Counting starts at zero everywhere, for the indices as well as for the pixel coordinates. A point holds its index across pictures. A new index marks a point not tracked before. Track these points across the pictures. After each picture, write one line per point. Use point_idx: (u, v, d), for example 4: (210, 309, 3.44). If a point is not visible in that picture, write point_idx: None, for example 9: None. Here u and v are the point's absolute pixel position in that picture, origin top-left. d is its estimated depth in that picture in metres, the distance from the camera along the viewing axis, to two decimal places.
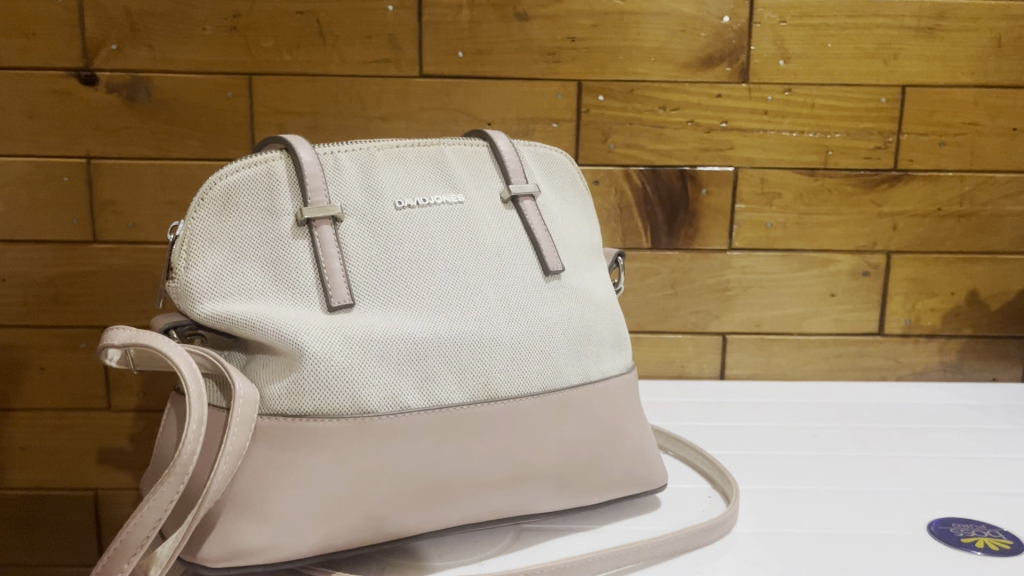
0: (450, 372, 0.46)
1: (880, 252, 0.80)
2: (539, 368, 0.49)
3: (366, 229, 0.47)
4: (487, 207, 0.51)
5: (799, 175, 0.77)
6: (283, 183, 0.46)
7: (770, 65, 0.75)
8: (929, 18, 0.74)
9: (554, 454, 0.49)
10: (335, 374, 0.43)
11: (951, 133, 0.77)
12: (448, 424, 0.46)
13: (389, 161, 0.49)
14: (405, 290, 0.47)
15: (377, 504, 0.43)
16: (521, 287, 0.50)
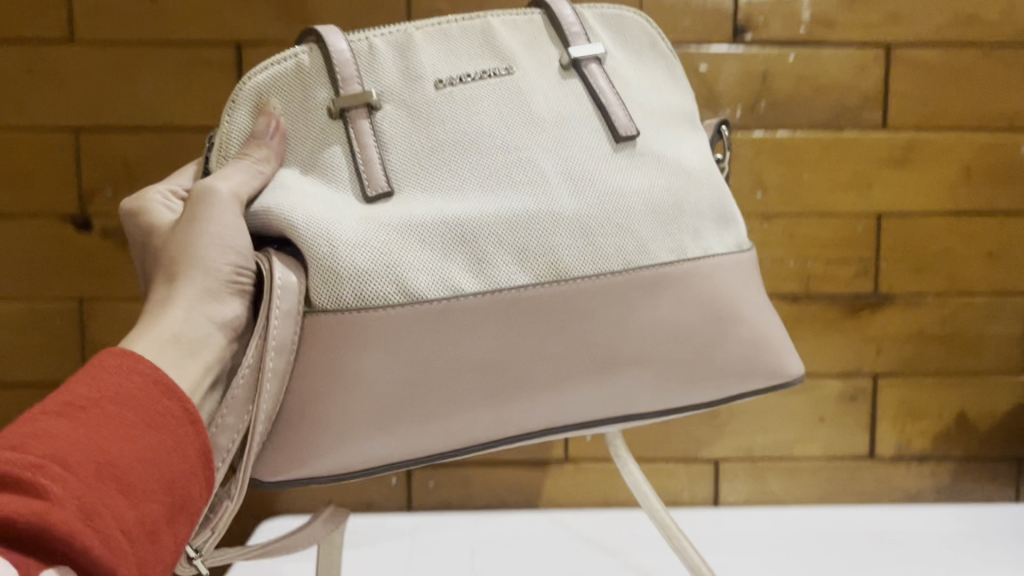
0: (507, 253, 0.45)
1: (866, 377, 0.81)
2: (614, 241, 0.47)
3: (406, 114, 0.47)
4: (537, 74, 0.49)
5: (780, 303, 0.79)
6: (317, 76, 0.47)
7: (748, 197, 0.77)
8: (899, 148, 0.77)
9: (645, 342, 0.47)
10: (375, 260, 0.43)
11: (929, 261, 0.79)
12: (512, 309, 0.45)
13: (428, 40, 0.48)
14: (451, 171, 0.46)
15: (439, 386, 0.44)
16: (584, 155, 0.48)
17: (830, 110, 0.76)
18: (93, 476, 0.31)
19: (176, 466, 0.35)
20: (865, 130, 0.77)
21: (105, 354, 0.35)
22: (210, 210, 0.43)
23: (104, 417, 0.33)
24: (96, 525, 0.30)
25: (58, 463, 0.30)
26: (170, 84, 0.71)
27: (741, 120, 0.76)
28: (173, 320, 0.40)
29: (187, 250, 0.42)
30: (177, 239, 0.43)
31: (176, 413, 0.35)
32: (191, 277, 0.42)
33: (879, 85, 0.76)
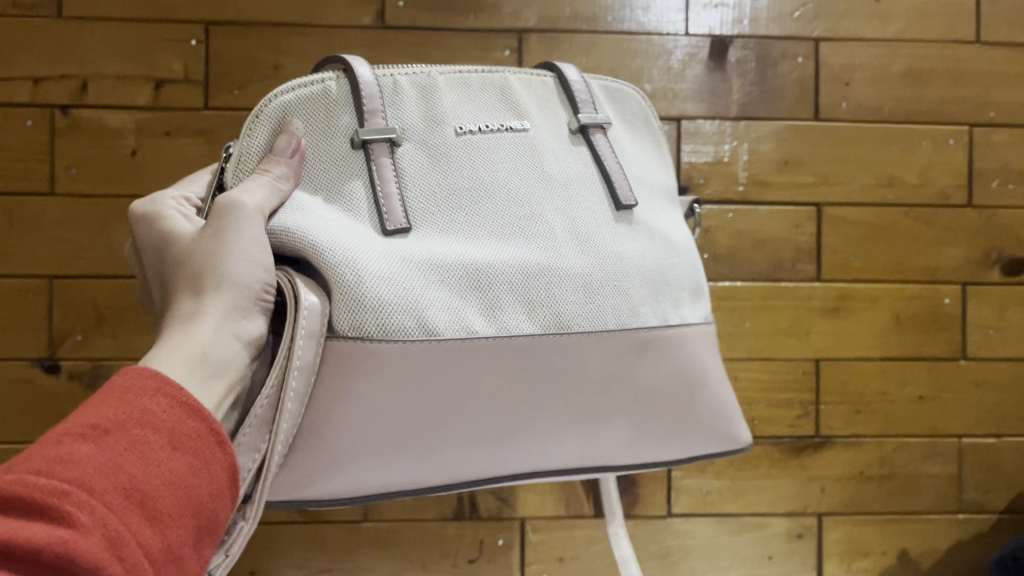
0: (518, 301, 0.50)
1: (956, 284, 0.82)
2: (612, 301, 0.53)
3: (424, 154, 0.52)
4: (545, 130, 0.56)
5: (872, 210, 0.82)
6: (342, 108, 0.51)
7: (835, 107, 0.81)
8: (984, 63, 0.82)
9: (630, 394, 0.53)
10: (403, 292, 0.47)
11: (1016, 176, 0.83)
12: (520, 350, 0.50)
13: (450, 88, 0.54)
14: (475, 213, 0.52)
15: (438, 421, 0.48)
16: (589, 215, 0.54)
17: (936, 34, 0.82)
18: (118, 500, 0.32)
19: (186, 519, 0.35)
20: (951, 46, 0.82)
21: (131, 371, 0.36)
22: (235, 226, 0.46)
23: (129, 450, 0.33)
24: (125, 567, 0.30)
25: (84, 488, 0.31)
26: (287, 8, 0.77)
27: (832, 31, 0.81)
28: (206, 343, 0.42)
29: (215, 273, 0.45)
30: (203, 255, 0.45)
31: (203, 433, 0.36)
32: (219, 299, 0.44)
33: (972, 6, 0.82)
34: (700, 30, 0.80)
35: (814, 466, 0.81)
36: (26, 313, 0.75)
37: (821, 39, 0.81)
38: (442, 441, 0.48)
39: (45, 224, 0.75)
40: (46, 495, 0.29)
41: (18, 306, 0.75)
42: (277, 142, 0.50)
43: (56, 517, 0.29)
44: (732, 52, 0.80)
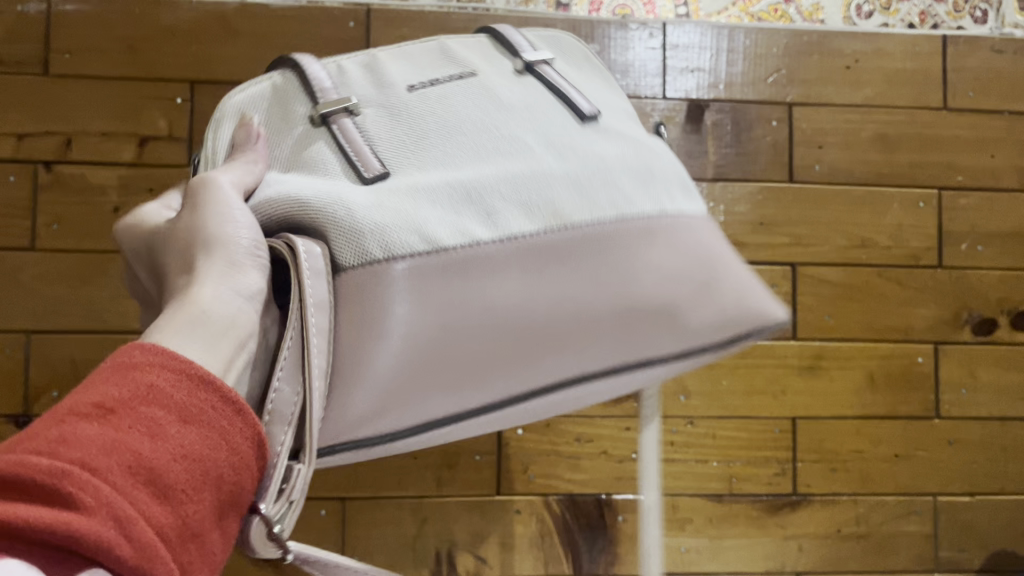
0: (515, 204, 0.43)
1: (928, 344, 0.84)
2: (606, 196, 0.45)
3: (384, 113, 0.47)
4: (492, 72, 0.51)
5: (845, 270, 0.83)
6: (295, 95, 0.49)
7: (808, 169, 0.83)
8: (951, 128, 0.85)
9: (653, 278, 0.44)
10: (394, 217, 0.41)
11: (985, 238, 0.85)
12: (529, 250, 0.42)
13: (390, 60, 0.51)
14: (451, 143, 0.46)
15: (466, 335, 0.41)
16: (561, 124, 0.48)
17: (904, 100, 0.84)
18: (123, 480, 0.27)
19: (205, 497, 0.30)
20: (920, 111, 0.84)
21: (136, 348, 0.32)
22: (210, 197, 0.41)
23: (134, 425, 0.29)
24: (138, 550, 0.26)
25: (87, 468, 0.26)
26: (274, 67, 0.78)
27: (804, 97, 0.83)
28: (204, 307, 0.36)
29: (201, 246, 0.40)
30: (186, 233, 0.41)
31: (220, 406, 0.32)
32: (211, 266, 0.39)
33: (939, 74, 0.85)
34: (677, 93, 0.82)
35: (791, 524, 0.81)
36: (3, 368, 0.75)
37: (794, 104, 0.83)
38: (484, 355, 0.41)
39: (26, 280, 0.75)
40: (45, 475, 0.25)
41: None
42: (234, 136, 0.47)
43: (56, 500, 0.25)
44: (708, 115, 0.82)
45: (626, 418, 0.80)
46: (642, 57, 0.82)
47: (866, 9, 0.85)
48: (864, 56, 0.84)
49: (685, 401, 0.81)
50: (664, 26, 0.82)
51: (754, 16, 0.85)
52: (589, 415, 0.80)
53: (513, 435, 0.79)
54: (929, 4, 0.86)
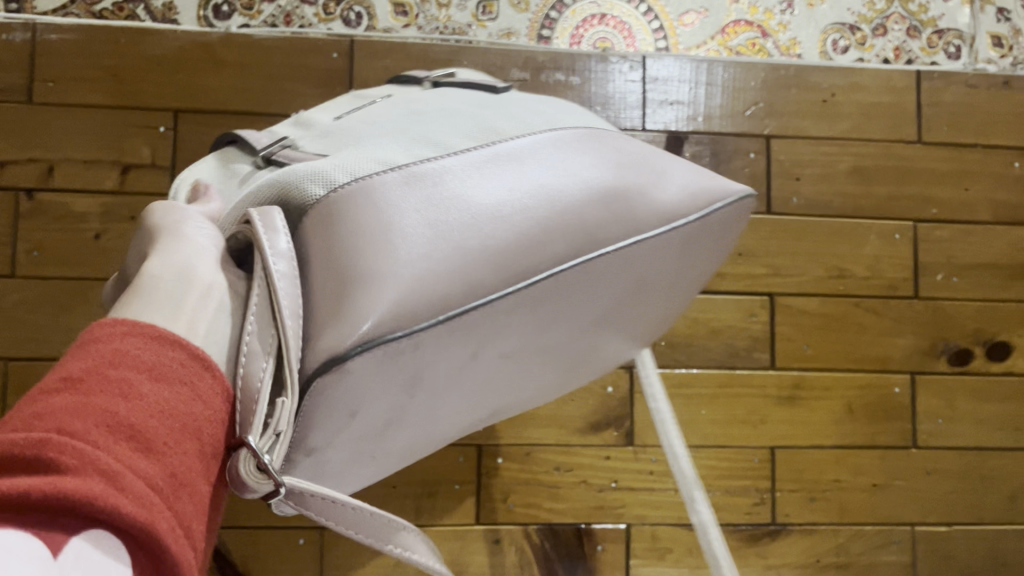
0: (458, 138, 0.44)
1: (905, 374, 0.84)
2: (534, 125, 0.46)
3: (315, 135, 0.48)
4: (409, 91, 0.53)
5: (823, 301, 0.84)
6: (238, 156, 0.49)
7: (786, 201, 0.84)
8: (926, 162, 0.86)
9: (604, 164, 0.44)
10: (344, 164, 0.41)
11: (960, 269, 0.86)
12: (482, 162, 0.42)
13: (311, 117, 0.53)
14: (384, 123, 0.47)
15: (448, 234, 0.38)
16: (477, 99, 0.50)
17: (880, 134, 0.86)
18: (100, 437, 0.25)
19: (190, 450, 0.28)
20: (895, 145, 0.86)
21: (98, 324, 0.30)
22: (156, 208, 0.42)
23: (102, 387, 0.27)
24: (135, 498, 0.23)
25: (62, 433, 0.24)
26: (257, 95, 0.79)
27: (782, 129, 0.84)
28: (154, 270, 0.36)
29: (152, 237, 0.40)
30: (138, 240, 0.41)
31: (178, 364, 0.30)
32: (162, 245, 0.39)
33: (913, 108, 0.86)
34: (656, 125, 0.83)
35: (771, 554, 0.81)
36: None
37: (771, 136, 0.84)
38: (473, 246, 0.38)
39: (5, 307, 0.75)
40: (22, 446, 0.23)
41: None
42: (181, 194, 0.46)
43: (37, 466, 0.22)
44: (687, 147, 0.83)
45: (606, 446, 0.80)
46: (622, 89, 0.83)
47: (842, 44, 0.86)
48: (840, 90, 0.85)
49: None
50: (644, 59, 0.84)
51: (732, 50, 0.85)
52: (569, 444, 0.80)
53: (493, 463, 0.79)
54: (903, 40, 0.87)
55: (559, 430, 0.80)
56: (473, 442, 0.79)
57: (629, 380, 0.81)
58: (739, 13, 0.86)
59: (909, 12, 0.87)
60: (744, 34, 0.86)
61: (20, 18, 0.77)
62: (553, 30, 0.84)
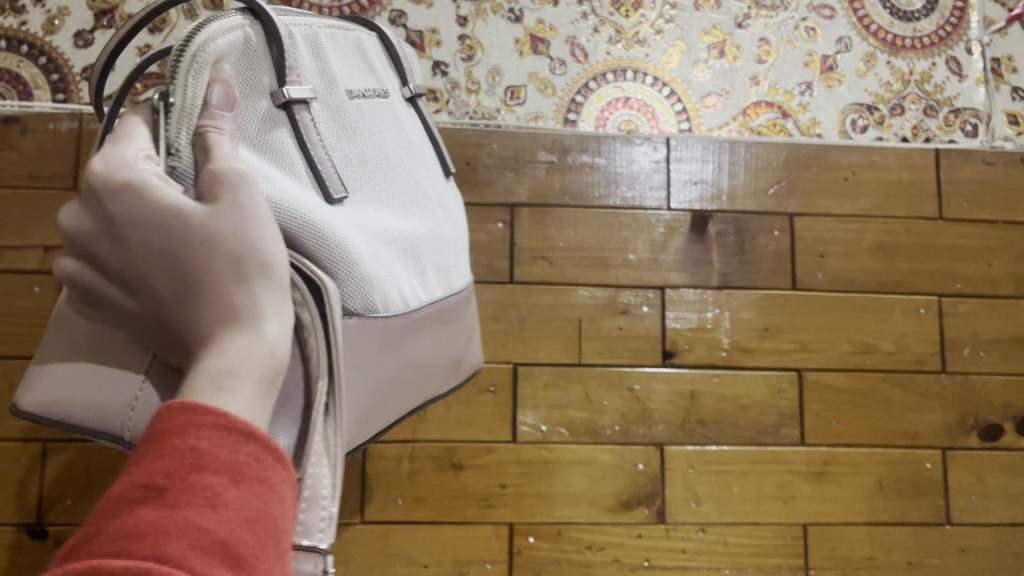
0: (433, 269, 0.53)
1: (936, 449, 0.84)
2: (459, 263, 0.58)
3: (332, 116, 0.47)
4: (400, 103, 0.55)
5: (850, 376, 0.84)
6: (264, 66, 0.44)
7: (811, 276, 0.85)
8: (949, 236, 0.87)
9: (470, 339, 0.59)
10: (378, 263, 0.46)
11: (987, 344, 0.86)
12: (440, 315, 0.53)
13: (329, 42, 0.49)
14: (391, 181, 0.50)
15: (401, 383, 0.50)
16: (437, 183, 0.57)
17: (901, 210, 0.87)
18: (197, 560, 0.26)
19: (272, 555, 0.29)
20: (918, 221, 0.87)
21: (167, 412, 0.29)
22: (254, 198, 0.36)
23: (193, 495, 0.27)
24: None
25: (162, 562, 0.25)
26: None
27: (805, 208, 0.86)
28: (273, 345, 0.35)
29: (253, 251, 0.35)
30: (231, 222, 0.35)
31: (263, 456, 0.30)
32: (270, 289, 0.35)
33: (932, 186, 0.88)
34: (680, 202, 0.85)
35: None
36: (16, 476, 0.76)
37: (795, 214, 0.86)
38: (399, 394, 0.50)
39: None
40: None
41: (9, 470, 0.76)
42: (212, 95, 0.40)
43: None
44: (711, 225, 0.85)
45: (638, 524, 0.80)
46: (647, 170, 0.85)
47: (861, 124, 0.89)
48: (861, 168, 0.87)
49: (696, 507, 0.81)
50: (667, 141, 0.86)
51: (753, 130, 0.88)
52: (600, 522, 0.80)
53: (524, 542, 0.79)
54: (921, 119, 0.90)
55: (590, 508, 0.80)
56: (506, 520, 0.79)
57: (659, 456, 0.81)
58: (759, 95, 0.89)
59: (925, 92, 0.90)
60: (765, 115, 0.88)
61: (66, 108, 0.81)
62: (579, 113, 0.87)
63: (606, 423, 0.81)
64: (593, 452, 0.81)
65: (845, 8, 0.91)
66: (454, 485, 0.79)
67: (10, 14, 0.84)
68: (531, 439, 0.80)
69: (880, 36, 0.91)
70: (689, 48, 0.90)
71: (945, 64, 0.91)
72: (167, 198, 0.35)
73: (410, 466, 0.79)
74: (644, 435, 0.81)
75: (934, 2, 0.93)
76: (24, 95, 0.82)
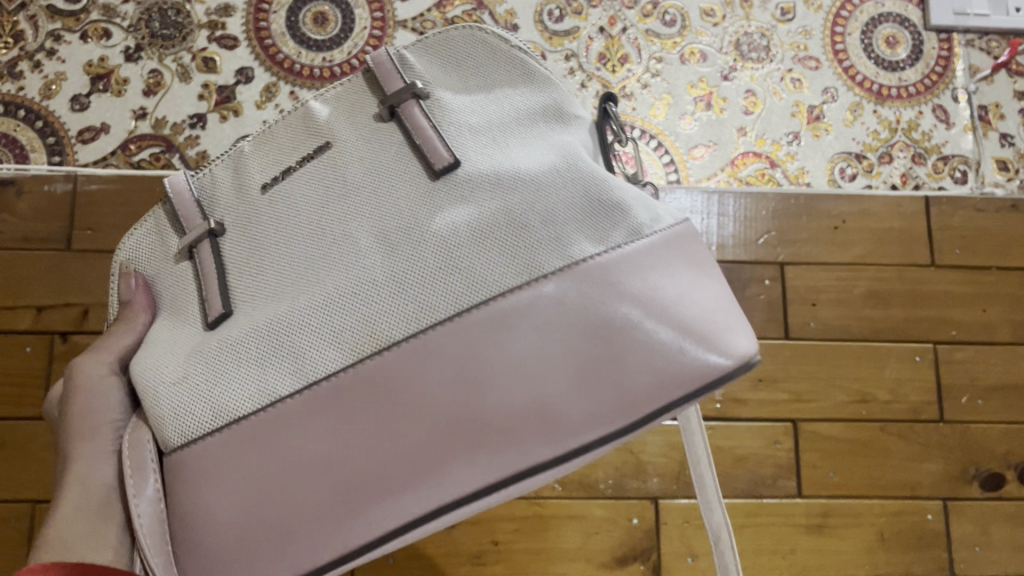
0: (323, 339, 0.46)
1: (937, 500, 0.82)
2: (443, 292, 0.46)
3: (238, 230, 0.51)
4: (356, 144, 0.50)
5: (847, 426, 0.83)
6: (172, 232, 0.53)
7: (804, 324, 0.85)
8: (942, 283, 0.87)
9: (506, 392, 0.44)
10: (210, 381, 0.46)
11: (986, 392, 0.85)
12: (335, 394, 0.45)
13: (257, 148, 0.52)
14: (272, 270, 0.49)
15: (275, 493, 0.44)
16: (401, 211, 0.48)
17: (893, 258, 0.87)
18: None
19: None
20: (910, 268, 0.87)
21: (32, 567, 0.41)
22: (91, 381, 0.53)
23: None
24: None
25: None
26: None
27: (795, 256, 0.86)
28: (73, 497, 0.48)
29: (90, 433, 0.51)
30: (81, 411, 0.52)
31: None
32: (86, 452, 0.50)
33: (924, 233, 0.87)
34: None
35: None
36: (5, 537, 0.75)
37: (785, 263, 0.86)
38: (309, 513, 0.44)
39: (34, 448, 0.77)
40: None
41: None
42: (117, 291, 0.53)
43: None
44: None
45: None
46: None
47: (850, 172, 0.89)
48: (852, 217, 0.87)
49: (692, 562, 0.79)
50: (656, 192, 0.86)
51: (742, 180, 0.88)
52: None
53: None
54: (909, 167, 0.90)
55: (584, 565, 0.78)
56: None
57: (654, 511, 0.80)
58: (747, 146, 0.89)
59: (913, 141, 0.91)
60: (753, 166, 0.89)
61: (62, 170, 0.83)
62: None
63: (600, 477, 0.80)
64: (586, 507, 0.80)
65: (830, 59, 0.93)
66: (445, 542, 0.78)
67: (8, 80, 0.86)
68: (524, 494, 0.79)
69: (865, 85, 0.92)
70: (677, 101, 0.91)
71: (931, 113, 0.92)
72: (62, 402, 0.54)
73: None
74: (637, 489, 0.80)
75: (919, 53, 0.94)
76: (21, 158, 0.84)
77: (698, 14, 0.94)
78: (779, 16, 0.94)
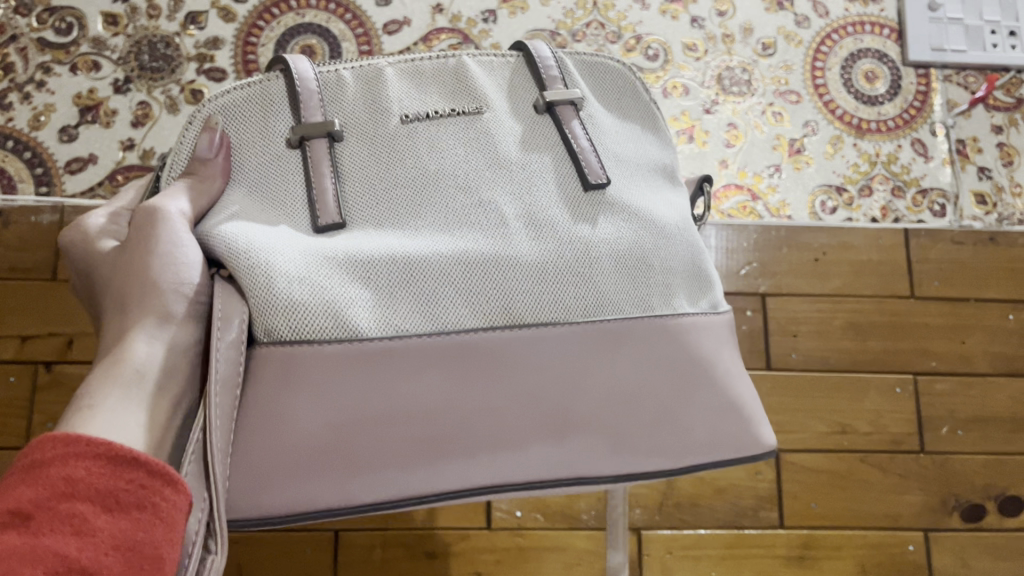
0: (461, 298, 0.49)
1: (918, 531, 0.83)
2: (578, 289, 0.51)
3: (365, 146, 0.52)
4: (507, 121, 0.55)
5: (827, 456, 0.83)
6: (279, 105, 0.52)
7: (785, 355, 0.85)
8: (921, 315, 0.88)
9: (602, 398, 0.51)
10: (335, 291, 0.47)
11: (964, 423, 0.86)
12: (461, 354, 0.48)
13: (401, 77, 0.54)
14: (400, 211, 0.51)
15: (371, 430, 0.47)
16: (541, 205, 0.53)
17: (873, 290, 0.88)
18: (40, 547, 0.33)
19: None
20: (890, 299, 0.88)
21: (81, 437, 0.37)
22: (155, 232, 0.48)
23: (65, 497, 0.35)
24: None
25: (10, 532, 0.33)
26: None
27: (776, 287, 0.86)
28: (138, 359, 0.44)
29: (153, 293, 0.46)
30: (145, 265, 0.47)
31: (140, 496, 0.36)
32: (149, 316, 0.46)
33: (904, 265, 0.89)
34: None
35: None
36: None
37: (766, 294, 0.86)
38: (398, 459, 0.47)
39: None
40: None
41: None
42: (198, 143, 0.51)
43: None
44: None
45: None
46: None
47: (831, 205, 0.90)
48: (832, 249, 0.88)
49: None
50: None
51: (724, 212, 0.89)
52: None
53: None
54: (889, 200, 0.91)
55: None
56: None
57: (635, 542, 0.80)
58: (728, 178, 0.90)
59: (892, 173, 0.92)
60: (734, 198, 0.89)
61: (49, 202, 0.84)
62: None
63: (581, 508, 0.80)
64: (567, 538, 0.80)
65: (811, 94, 0.94)
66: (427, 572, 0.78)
67: None
68: (506, 525, 0.80)
69: (845, 119, 0.93)
70: None
71: (910, 146, 0.93)
72: (124, 249, 0.50)
73: (382, 555, 0.78)
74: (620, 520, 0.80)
75: (898, 87, 0.95)
76: (9, 188, 0.84)
77: (681, 48, 0.95)
78: (760, 50, 0.95)
